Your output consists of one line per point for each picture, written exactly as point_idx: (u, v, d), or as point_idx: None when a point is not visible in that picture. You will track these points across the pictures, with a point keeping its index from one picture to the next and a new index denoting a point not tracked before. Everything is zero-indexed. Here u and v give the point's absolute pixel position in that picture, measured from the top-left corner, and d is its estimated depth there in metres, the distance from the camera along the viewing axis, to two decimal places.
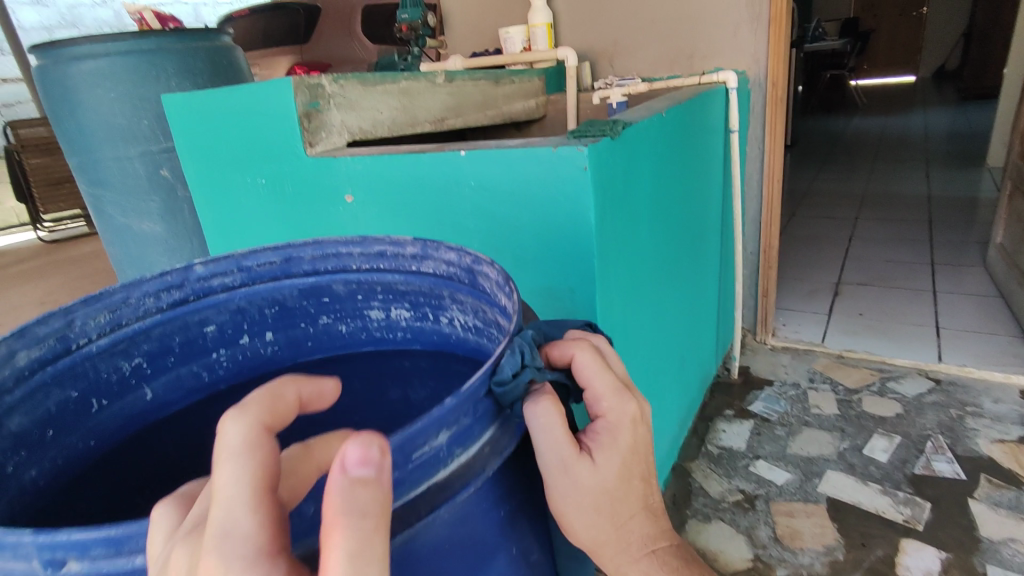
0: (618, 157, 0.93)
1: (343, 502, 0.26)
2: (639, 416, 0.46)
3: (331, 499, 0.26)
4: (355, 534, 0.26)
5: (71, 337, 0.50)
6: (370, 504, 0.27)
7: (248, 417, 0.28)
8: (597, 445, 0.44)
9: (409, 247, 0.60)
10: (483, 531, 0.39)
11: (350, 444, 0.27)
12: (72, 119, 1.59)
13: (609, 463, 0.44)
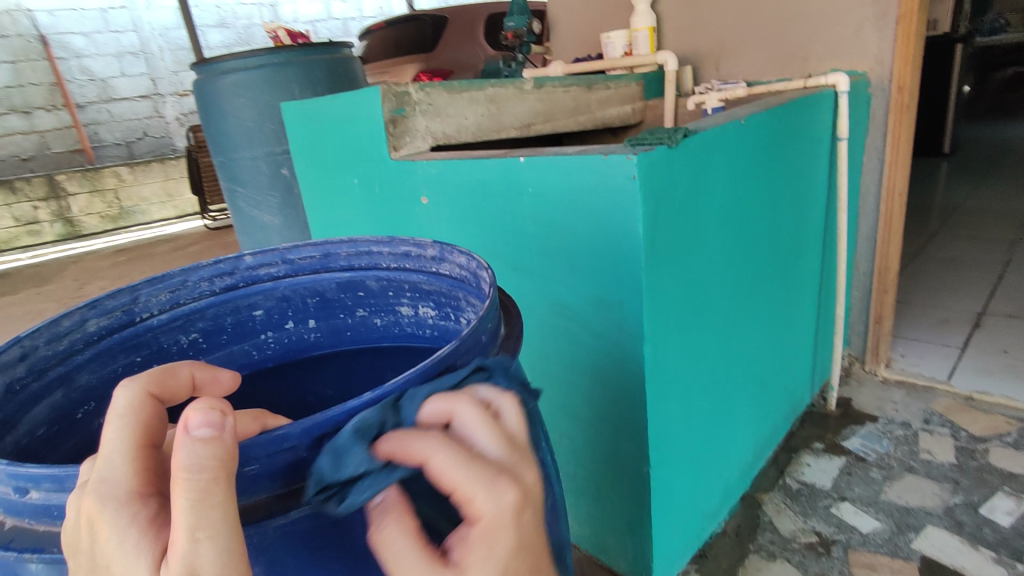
0: (679, 167, 0.86)
1: (186, 456, 0.32)
2: (520, 505, 0.40)
3: (177, 454, 0.32)
4: (195, 483, 0.32)
5: (135, 310, 0.60)
6: (210, 458, 0.32)
7: (131, 389, 0.39)
8: (468, 554, 0.38)
9: (429, 249, 0.64)
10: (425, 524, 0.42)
11: (192, 408, 0.33)
12: (214, 124, 1.84)
13: (490, 562, 0.39)
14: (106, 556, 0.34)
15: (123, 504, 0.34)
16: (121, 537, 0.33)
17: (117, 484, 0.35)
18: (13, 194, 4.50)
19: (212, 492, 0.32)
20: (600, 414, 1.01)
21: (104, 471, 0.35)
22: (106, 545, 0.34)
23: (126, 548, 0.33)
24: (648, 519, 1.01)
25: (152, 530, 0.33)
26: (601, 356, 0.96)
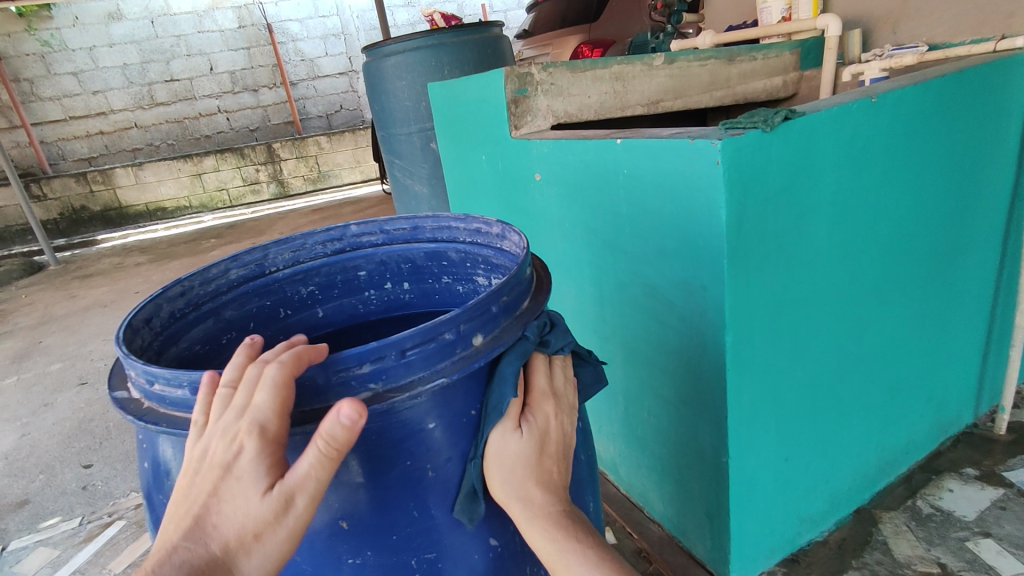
0: (779, 151, 0.82)
1: (331, 428, 0.40)
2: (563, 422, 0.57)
3: (324, 425, 0.40)
4: (326, 450, 0.41)
5: (265, 264, 0.75)
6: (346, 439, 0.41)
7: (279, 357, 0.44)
8: (530, 422, 0.53)
9: (495, 228, 0.71)
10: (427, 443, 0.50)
11: (348, 401, 0.41)
12: (379, 102, 2.06)
13: (535, 437, 0.53)
14: (235, 475, 0.40)
15: (265, 445, 0.41)
16: (250, 469, 0.40)
17: (263, 423, 0.41)
18: (242, 158, 5.45)
19: (333, 456, 0.41)
20: (684, 399, 1.02)
21: (255, 412, 0.41)
22: (238, 466, 0.40)
23: (251, 476, 0.40)
24: (725, 509, 1.00)
25: (275, 469, 0.41)
26: (686, 341, 0.96)
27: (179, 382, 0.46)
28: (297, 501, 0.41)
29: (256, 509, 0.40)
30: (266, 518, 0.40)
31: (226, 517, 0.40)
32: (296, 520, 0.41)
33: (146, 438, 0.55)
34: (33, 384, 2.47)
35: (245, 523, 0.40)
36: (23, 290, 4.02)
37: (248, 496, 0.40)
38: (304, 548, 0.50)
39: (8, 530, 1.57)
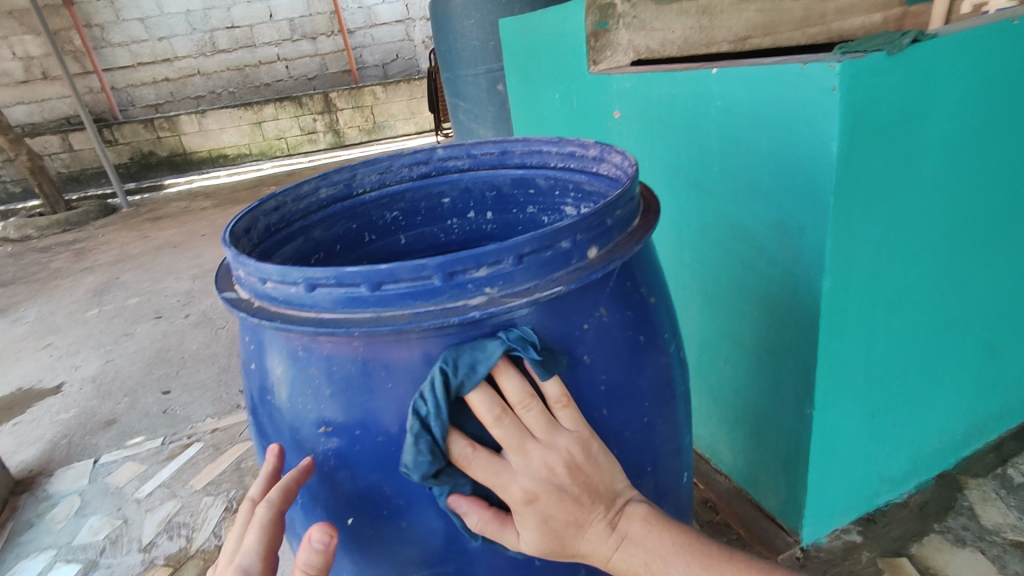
0: (901, 78, 0.74)
1: (307, 556, 0.49)
2: (546, 486, 0.47)
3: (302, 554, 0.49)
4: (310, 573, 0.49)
5: (353, 185, 0.74)
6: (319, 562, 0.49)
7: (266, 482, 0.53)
8: (520, 524, 0.49)
9: (592, 150, 0.67)
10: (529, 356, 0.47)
11: (315, 528, 0.49)
12: (446, 42, 2.00)
13: (535, 529, 0.49)
14: None
15: None
16: None
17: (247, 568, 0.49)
18: (300, 107, 5.51)
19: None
20: (767, 347, 0.97)
21: (242, 557, 0.50)
22: None
23: None
24: (805, 462, 0.97)
25: None
26: (775, 286, 0.91)
27: (285, 281, 0.44)
28: None
29: None
30: None
31: None
32: None
33: (251, 339, 0.55)
34: (114, 316, 2.62)
35: None
36: (100, 230, 4.23)
37: None
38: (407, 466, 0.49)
39: (98, 446, 1.69)
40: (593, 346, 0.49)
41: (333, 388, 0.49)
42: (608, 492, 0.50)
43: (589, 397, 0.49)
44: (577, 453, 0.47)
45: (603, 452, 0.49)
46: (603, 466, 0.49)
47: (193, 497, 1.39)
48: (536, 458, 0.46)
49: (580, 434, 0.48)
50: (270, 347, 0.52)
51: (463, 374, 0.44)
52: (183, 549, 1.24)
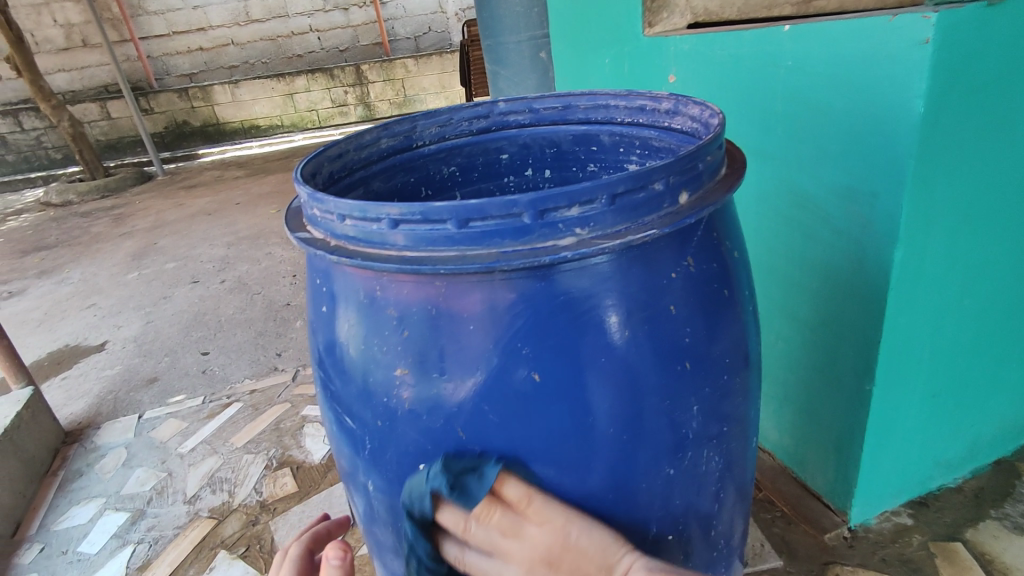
0: (996, 32, 0.69)
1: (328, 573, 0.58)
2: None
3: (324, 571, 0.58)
4: None
5: (413, 137, 0.72)
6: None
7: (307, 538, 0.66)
8: None
9: (665, 103, 0.64)
10: (609, 306, 0.45)
11: (331, 547, 0.59)
12: (485, 8, 1.95)
13: None
14: None
15: None
16: None
17: None
18: (332, 79, 5.50)
19: None
20: (825, 321, 0.94)
21: None
22: None
23: None
24: (859, 441, 0.94)
25: None
26: (839, 258, 0.87)
27: (365, 216, 0.42)
28: None
29: None
30: None
31: None
32: None
33: (316, 285, 0.54)
34: (153, 279, 2.67)
35: None
36: (137, 197, 4.30)
37: None
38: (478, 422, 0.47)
39: (142, 402, 1.73)
40: (680, 295, 0.46)
41: (411, 327, 0.46)
42: (602, 567, 0.47)
43: (672, 349, 0.47)
44: (552, 545, 0.46)
45: (584, 535, 0.47)
46: (586, 551, 0.47)
47: (234, 454, 1.41)
48: (507, 557, 0.46)
49: (552, 524, 0.47)
50: (343, 286, 0.50)
51: (418, 504, 0.48)
52: (226, 503, 1.27)
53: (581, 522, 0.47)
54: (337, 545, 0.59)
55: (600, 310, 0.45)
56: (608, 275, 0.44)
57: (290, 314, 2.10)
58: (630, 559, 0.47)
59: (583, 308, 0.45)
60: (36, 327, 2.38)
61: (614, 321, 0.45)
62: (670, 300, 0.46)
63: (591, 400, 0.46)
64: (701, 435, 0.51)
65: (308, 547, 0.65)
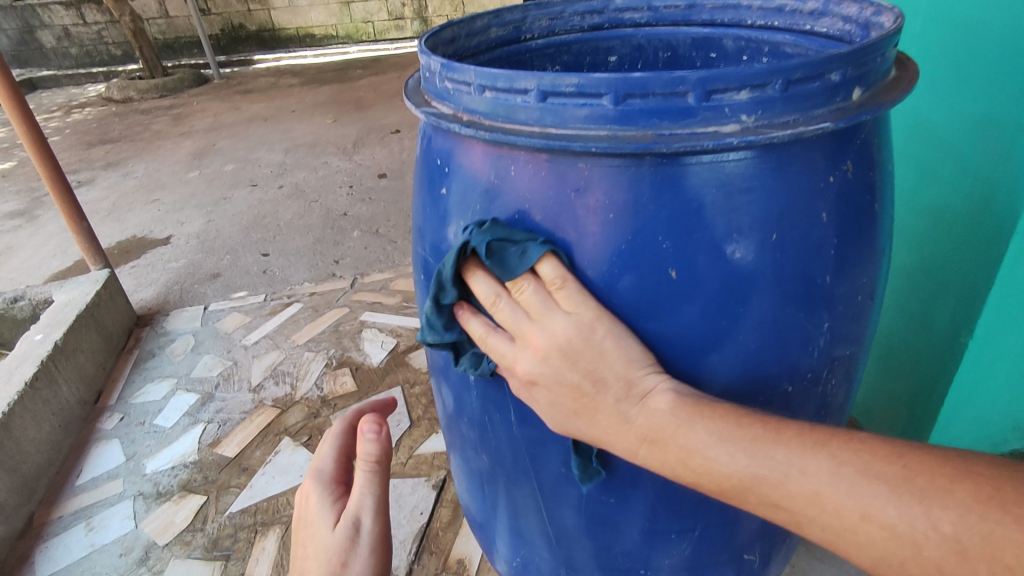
0: None
1: (365, 447, 0.62)
2: (559, 359, 0.41)
3: (361, 448, 0.62)
4: (363, 474, 0.62)
5: (522, 28, 0.67)
6: (370, 450, 0.62)
7: (342, 419, 0.70)
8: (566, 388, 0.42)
9: (810, 2, 0.58)
10: (757, 210, 0.41)
11: (364, 421, 0.63)
12: None
13: (558, 402, 0.44)
14: (312, 521, 0.63)
15: (325, 488, 0.65)
16: (321, 506, 0.64)
17: (322, 473, 0.66)
18: None
19: (368, 478, 0.62)
20: (928, 266, 0.88)
21: (319, 466, 0.67)
22: (313, 511, 0.64)
23: (324, 512, 0.63)
24: (943, 395, 0.90)
25: (337, 504, 0.64)
26: (960, 198, 0.80)
27: (510, 90, 0.39)
28: (363, 518, 0.62)
29: (331, 537, 0.61)
30: (342, 536, 0.61)
31: (314, 548, 0.62)
32: (365, 535, 0.61)
33: (430, 169, 0.51)
34: (213, 179, 2.71)
35: (328, 551, 0.61)
36: (194, 98, 4.31)
37: (322, 528, 0.62)
38: None
39: (206, 295, 1.79)
40: (833, 202, 0.43)
41: (543, 208, 0.43)
42: (622, 379, 0.42)
43: (816, 261, 0.43)
44: (576, 334, 0.41)
45: (612, 340, 0.42)
46: (608, 356, 0.42)
47: (296, 350, 1.46)
48: (526, 338, 0.42)
49: (581, 316, 0.42)
50: (466, 164, 0.47)
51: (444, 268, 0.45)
52: (289, 394, 1.32)
53: (618, 330, 0.43)
54: (371, 419, 0.63)
55: (750, 209, 0.41)
56: (766, 166, 0.40)
57: (347, 224, 2.11)
58: (656, 379, 0.42)
59: (733, 206, 0.41)
60: (105, 216, 2.47)
61: (764, 222, 0.41)
62: (823, 206, 0.42)
63: (727, 304, 0.43)
64: (826, 358, 0.48)
65: (350, 424, 0.70)
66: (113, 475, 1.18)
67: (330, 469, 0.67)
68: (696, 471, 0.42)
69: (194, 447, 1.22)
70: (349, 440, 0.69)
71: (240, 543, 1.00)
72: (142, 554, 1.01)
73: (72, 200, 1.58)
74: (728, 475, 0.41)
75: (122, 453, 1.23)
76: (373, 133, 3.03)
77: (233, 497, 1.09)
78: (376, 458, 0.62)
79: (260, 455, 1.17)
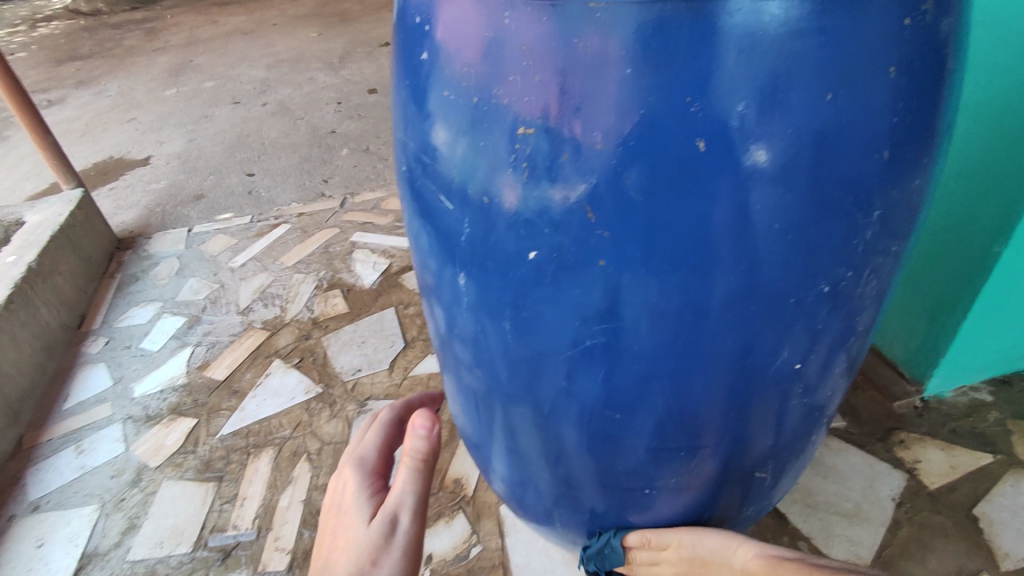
0: None
1: (414, 443, 0.56)
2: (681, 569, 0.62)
3: (411, 441, 0.56)
4: (406, 472, 0.55)
5: None
6: (418, 445, 0.56)
7: (392, 411, 0.65)
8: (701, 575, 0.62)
9: None
10: (805, 62, 0.34)
11: (416, 414, 0.57)
12: None
13: None
14: (345, 512, 0.55)
15: (364, 478, 0.58)
16: (357, 497, 0.56)
17: (363, 462, 0.59)
18: None
19: (411, 475, 0.55)
20: (965, 171, 0.79)
21: (360, 453, 0.60)
22: (347, 502, 0.56)
23: (358, 504, 0.55)
24: (966, 308, 0.84)
25: (374, 498, 0.56)
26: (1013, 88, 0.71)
27: None
28: (400, 519, 0.53)
29: (365, 533, 0.52)
30: (375, 534, 0.52)
31: (342, 545, 0.52)
32: (401, 539, 0.52)
33: (407, 42, 0.43)
34: (192, 97, 2.56)
35: (359, 550, 0.51)
36: (167, 11, 4.02)
37: (355, 525, 0.53)
38: (606, 206, 0.37)
39: (190, 217, 1.71)
40: (904, 52, 0.35)
41: (547, 68, 0.35)
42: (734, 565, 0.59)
43: (872, 129, 0.36)
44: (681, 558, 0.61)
45: (700, 545, 0.60)
46: (708, 557, 0.60)
47: (285, 273, 1.40)
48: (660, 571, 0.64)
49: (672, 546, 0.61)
50: (451, 19, 0.38)
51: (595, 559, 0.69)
52: (278, 317, 1.27)
53: (696, 536, 0.60)
54: (425, 413, 0.58)
55: (797, 63, 0.34)
56: (824, 9, 0.33)
57: (335, 141, 2.00)
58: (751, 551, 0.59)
59: (776, 58, 0.33)
60: (81, 136, 2.35)
61: (817, 77, 0.34)
62: (892, 58, 0.35)
63: (766, 182, 0.36)
64: (870, 253, 0.41)
65: (398, 418, 0.65)
66: (101, 399, 1.16)
67: (373, 460, 0.60)
68: None
69: (182, 370, 1.18)
70: (392, 446, 0.63)
71: (233, 464, 0.99)
72: (133, 475, 1.00)
73: (35, 114, 1.46)
74: None
75: (108, 377, 1.20)
76: (361, 47, 2.83)
77: (224, 420, 1.07)
78: (424, 455, 0.56)
79: (251, 378, 1.14)
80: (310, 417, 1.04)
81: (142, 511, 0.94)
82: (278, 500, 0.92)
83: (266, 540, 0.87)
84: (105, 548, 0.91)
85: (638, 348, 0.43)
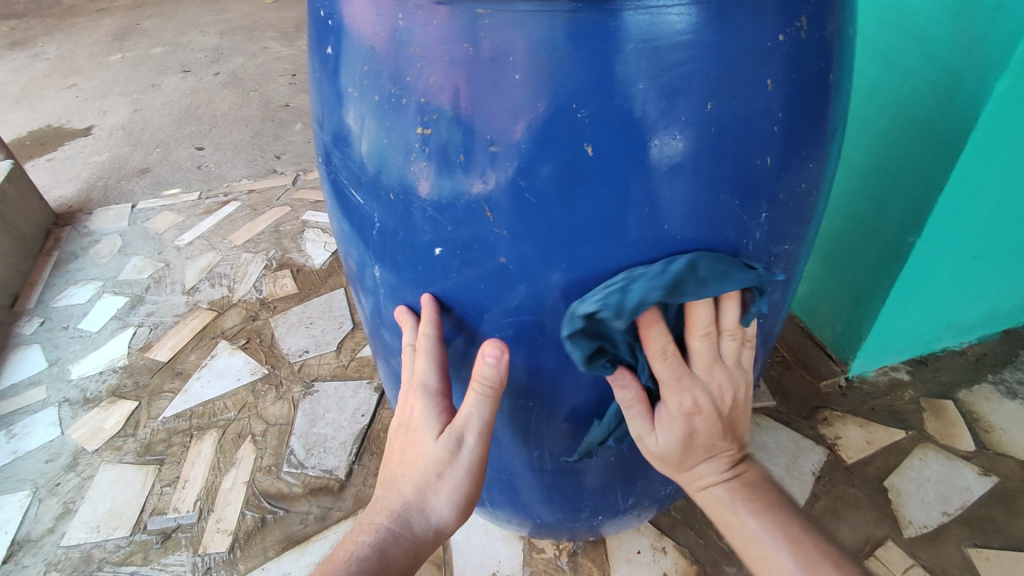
0: None
1: (485, 373, 0.44)
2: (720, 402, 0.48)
3: (479, 373, 0.44)
4: (476, 400, 0.45)
5: None
6: (491, 380, 0.44)
7: None
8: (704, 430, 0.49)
9: None
10: (688, 74, 0.35)
11: (488, 344, 0.44)
12: None
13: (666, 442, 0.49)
14: (412, 429, 0.47)
15: (431, 399, 0.46)
16: (426, 417, 0.46)
17: (427, 384, 0.46)
18: None
19: (483, 405, 0.45)
20: (886, 165, 0.83)
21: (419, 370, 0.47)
22: (414, 419, 0.47)
23: (427, 425, 0.46)
24: (884, 296, 0.89)
25: (442, 418, 0.46)
26: (924, 89, 0.74)
27: None
28: (467, 439, 0.46)
29: (433, 453, 0.46)
30: (442, 456, 0.46)
31: (414, 465, 0.47)
32: (467, 458, 0.46)
33: (319, 34, 0.43)
34: (138, 64, 2.44)
35: (427, 467, 0.46)
36: None
37: (423, 442, 0.46)
38: (505, 206, 0.38)
39: (134, 192, 1.66)
40: (781, 66, 0.37)
41: (441, 70, 0.36)
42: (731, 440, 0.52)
43: (755, 137, 0.38)
44: (732, 391, 0.49)
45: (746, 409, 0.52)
46: (738, 419, 0.51)
47: (233, 252, 1.37)
48: (704, 383, 0.47)
49: (740, 381, 0.49)
50: (353, 16, 0.39)
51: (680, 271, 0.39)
52: (225, 297, 1.25)
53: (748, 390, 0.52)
54: (494, 340, 0.45)
55: (680, 72, 0.35)
56: (704, 25, 0.34)
57: (289, 115, 1.95)
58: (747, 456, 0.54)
59: (661, 65, 0.35)
60: (16, 103, 2.22)
61: (697, 87, 0.35)
62: (769, 71, 0.36)
63: (652, 186, 0.37)
64: (760, 253, 0.43)
65: None
66: (35, 381, 1.13)
67: (436, 381, 0.47)
68: (744, 531, 0.51)
69: (124, 352, 1.16)
70: (451, 342, 0.48)
71: (175, 447, 0.98)
72: (70, 459, 0.98)
73: None
74: (766, 544, 0.51)
75: (43, 359, 1.17)
76: None
77: (166, 402, 1.05)
78: (496, 385, 0.45)
79: (196, 359, 1.13)
80: (255, 399, 1.04)
81: (78, 496, 0.93)
82: (220, 482, 0.92)
83: (207, 522, 0.87)
84: (38, 534, 0.89)
85: (548, 341, 0.44)
